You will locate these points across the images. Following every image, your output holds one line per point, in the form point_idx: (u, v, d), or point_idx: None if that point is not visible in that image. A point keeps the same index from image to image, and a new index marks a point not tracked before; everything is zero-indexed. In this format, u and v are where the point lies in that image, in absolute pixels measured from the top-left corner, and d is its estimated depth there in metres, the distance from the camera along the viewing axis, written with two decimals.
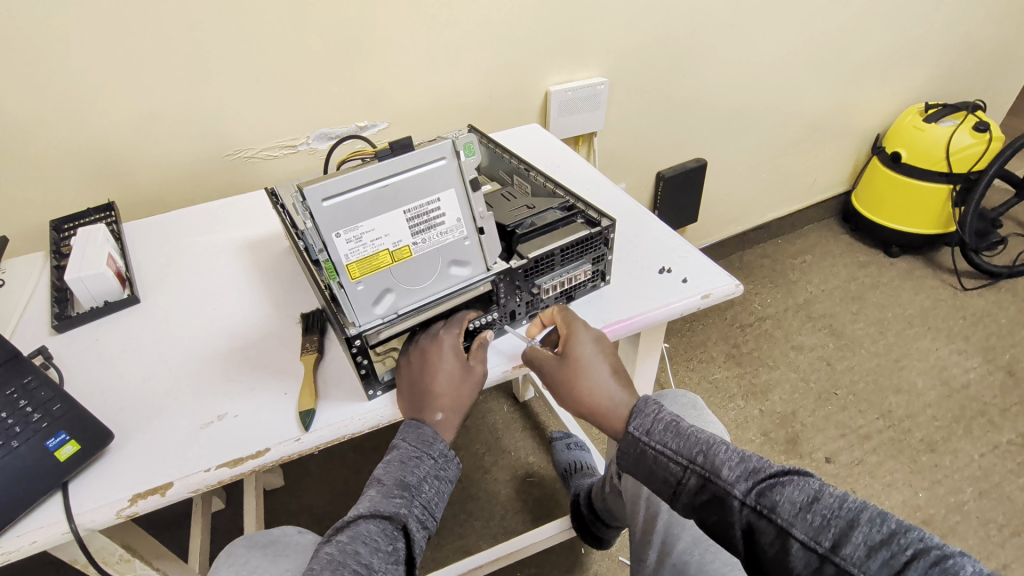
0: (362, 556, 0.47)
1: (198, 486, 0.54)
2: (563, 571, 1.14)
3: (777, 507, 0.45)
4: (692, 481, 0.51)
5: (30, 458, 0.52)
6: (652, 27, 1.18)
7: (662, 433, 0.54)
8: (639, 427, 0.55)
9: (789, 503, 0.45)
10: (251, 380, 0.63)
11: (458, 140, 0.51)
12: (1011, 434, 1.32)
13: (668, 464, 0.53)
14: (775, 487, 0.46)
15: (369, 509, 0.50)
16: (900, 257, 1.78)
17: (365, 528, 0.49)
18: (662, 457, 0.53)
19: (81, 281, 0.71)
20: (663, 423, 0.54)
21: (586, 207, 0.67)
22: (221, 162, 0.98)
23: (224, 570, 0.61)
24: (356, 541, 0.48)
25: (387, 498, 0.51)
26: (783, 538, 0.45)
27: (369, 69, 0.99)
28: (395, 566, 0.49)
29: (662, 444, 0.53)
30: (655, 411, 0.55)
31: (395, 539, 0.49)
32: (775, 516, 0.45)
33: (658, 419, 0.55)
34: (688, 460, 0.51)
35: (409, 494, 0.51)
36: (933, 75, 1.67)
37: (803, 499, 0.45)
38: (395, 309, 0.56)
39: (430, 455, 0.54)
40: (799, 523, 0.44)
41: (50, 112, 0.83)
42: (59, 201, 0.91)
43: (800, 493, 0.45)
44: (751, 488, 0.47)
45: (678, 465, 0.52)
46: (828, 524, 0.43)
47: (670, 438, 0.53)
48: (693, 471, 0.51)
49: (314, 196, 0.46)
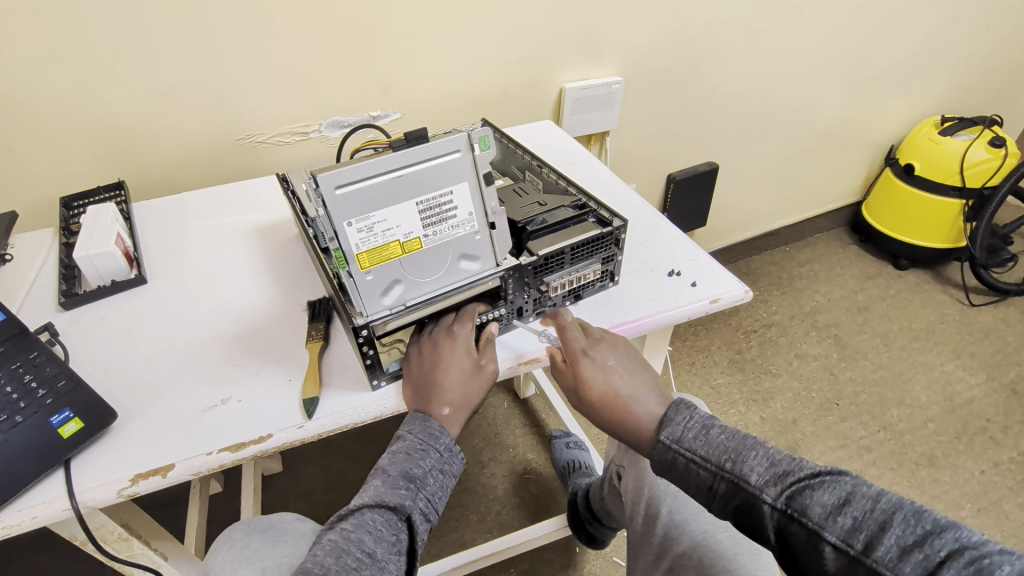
0: (366, 545, 0.47)
1: (199, 469, 0.54)
2: (557, 569, 1.14)
3: (808, 511, 0.44)
4: (722, 487, 0.50)
5: (33, 434, 0.52)
6: (670, 27, 1.17)
7: (692, 438, 0.52)
8: (669, 435, 0.53)
9: (818, 506, 0.44)
10: (255, 365, 0.63)
11: (474, 133, 0.51)
12: (1013, 452, 1.31)
13: (697, 470, 0.51)
14: (805, 490, 0.45)
15: (374, 499, 0.50)
16: (908, 270, 1.76)
17: (370, 517, 0.49)
18: (692, 463, 0.51)
19: (89, 259, 0.71)
20: (692, 428, 0.53)
21: (597, 206, 0.66)
22: (233, 145, 0.98)
23: (222, 553, 0.61)
24: (360, 530, 0.48)
25: (392, 488, 0.50)
26: (815, 542, 0.44)
27: (384, 59, 0.98)
28: (398, 557, 0.49)
29: (691, 451, 0.52)
30: (685, 416, 0.54)
31: (399, 530, 0.49)
32: (806, 520, 0.44)
33: (689, 425, 0.53)
34: (717, 466, 0.50)
35: (414, 486, 0.51)
36: (951, 88, 1.66)
37: (833, 502, 0.44)
38: (403, 301, 0.55)
39: (436, 449, 0.54)
40: (831, 527, 0.43)
41: (64, 87, 0.83)
42: (70, 177, 0.91)
43: (830, 496, 0.44)
44: (781, 493, 0.46)
45: (707, 471, 0.50)
46: (859, 527, 0.42)
47: (699, 443, 0.52)
48: (722, 477, 0.49)
49: (327, 183, 0.46)
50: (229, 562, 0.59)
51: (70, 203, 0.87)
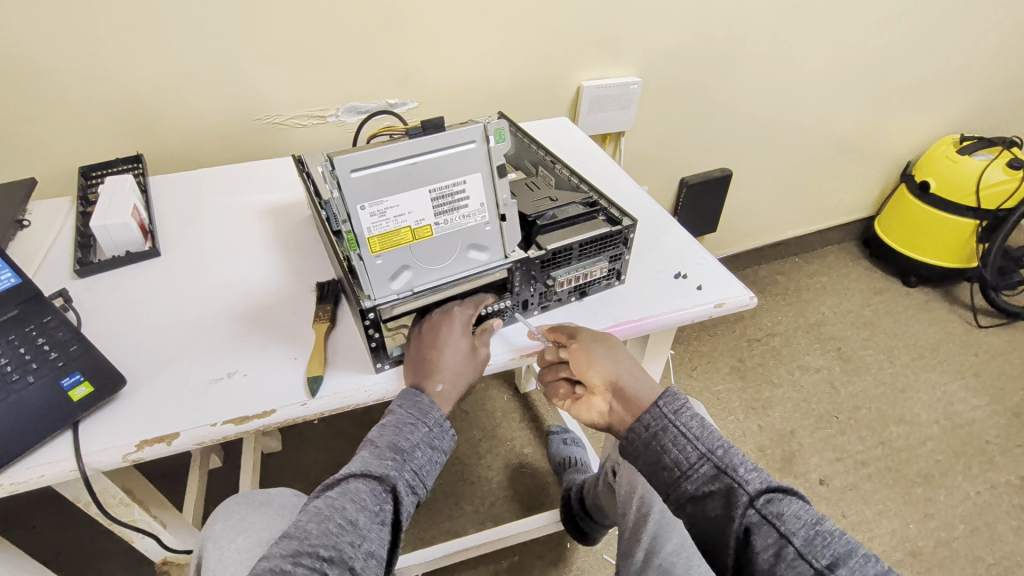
0: (348, 512, 0.48)
1: (203, 439, 0.55)
2: (546, 563, 1.15)
3: (783, 517, 0.46)
4: (704, 468, 0.50)
5: (45, 395, 0.54)
6: (692, 30, 1.17)
7: (688, 418, 0.53)
8: (669, 406, 0.54)
9: (795, 516, 0.46)
10: (262, 342, 0.64)
11: (490, 125, 0.51)
12: (1010, 476, 1.31)
13: (685, 446, 0.52)
14: (784, 499, 0.47)
15: (360, 469, 0.51)
16: (917, 287, 1.75)
17: (353, 486, 0.49)
18: (680, 438, 0.52)
19: (105, 229, 0.72)
20: (689, 412, 0.54)
21: (608, 205, 0.67)
22: (250, 125, 0.99)
23: (219, 523, 0.62)
24: (344, 498, 0.48)
25: (378, 460, 0.51)
26: (780, 545, 0.45)
27: (404, 46, 0.99)
28: (381, 527, 0.49)
29: (685, 427, 0.53)
30: (685, 399, 0.55)
31: (383, 501, 0.50)
32: (779, 524, 0.46)
33: (688, 407, 0.55)
34: (707, 449, 0.51)
35: (401, 459, 0.52)
36: (972, 107, 1.64)
37: (807, 517, 0.46)
38: (411, 287, 0.56)
39: (425, 424, 0.54)
40: (801, 536, 0.45)
41: (88, 59, 0.84)
42: (89, 148, 0.93)
43: (806, 512, 0.46)
44: (762, 493, 0.48)
45: (696, 450, 0.51)
46: (827, 544, 0.44)
47: (694, 424, 0.53)
48: (708, 460, 0.51)
49: (343, 166, 0.47)
50: (226, 532, 0.60)
51: (88, 173, 0.88)
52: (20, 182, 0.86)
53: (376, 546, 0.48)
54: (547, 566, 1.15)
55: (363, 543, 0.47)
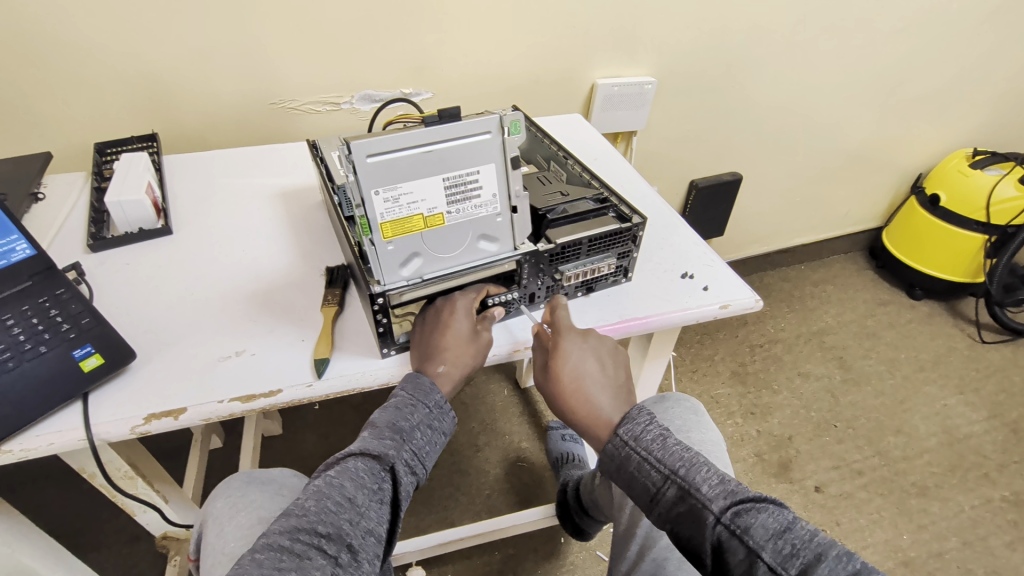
0: (347, 489, 0.48)
1: (210, 415, 0.56)
2: (539, 556, 1.16)
3: (750, 530, 0.45)
4: (670, 491, 0.50)
5: (56, 365, 0.54)
6: (709, 32, 1.17)
7: (648, 442, 0.53)
8: (628, 432, 0.54)
9: (761, 527, 0.45)
10: (271, 323, 0.65)
11: (505, 117, 0.52)
12: (1006, 491, 1.30)
13: (648, 471, 0.52)
14: (750, 511, 0.46)
15: (359, 448, 0.51)
16: (922, 300, 1.75)
17: (353, 464, 0.50)
18: (643, 464, 0.52)
19: (120, 205, 0.73)
20: (650, 434, 0.54)
21: (619, 202, 0.67)
22: (265, 109, 1.00)
23: (221, 500, 0.63)
24: (343, 476, 0.49)
25: (378, 439, 0.52)
26: (751, 560, 0.44)
27: (421, 36, 0.99)
28: (380, 505, 0.49)
29: (646, 451, 0.53)
30: (646, 419, 0.55)
31: (382, 480, 0.50)
32: (746, 538, 0.45)
33: (650, 428, 0.54)
34: (670, 470, 0.51)
35: (400, 438, 0.52)
36: (986, 121, 1.63)
37: (776, 526, 0.44)
38: (421, 274, 0.57)
39: (425, 405, 0.55)
40: (769, 549, 0.44)
41: (107, 35, 0.85)
42: (105, 125, 0.94)
43: (774, 520, 0.45)
44: (728, 507, 0.47)
45: (658, 472, 0.51)
46: (796, 553, 0.43)
47: (655, 445, 0.53)
48: (671, 482, 0.50)
49: (359, 151, 0.47)
50: (227, 509, 0.61)
51: (103, 150, 0.89)
52: (36, 156, 0.87)
53: (375, 525, 0.48)
54: (539, 559, 1.16)
55: (362, 521, 0.47)
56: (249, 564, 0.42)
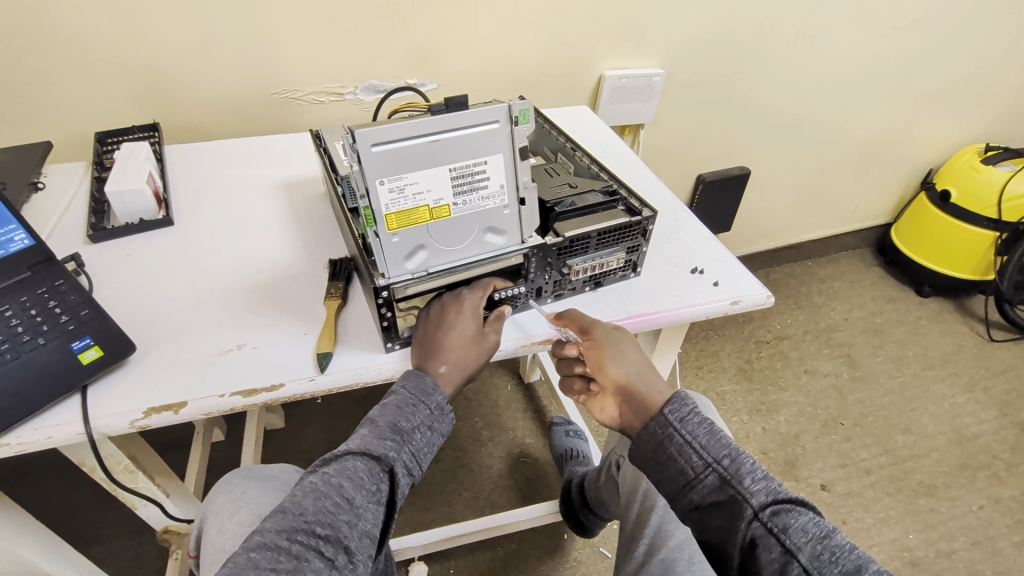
0: (345, 490, 0.47)
1: (211, 409, 0.55)
2: (543, 552, 1.15)
3: (789, 530, 0.44)
4: (709, 478, 0.49)
5: (55, 357, 0.54)
6: (719, 23, 1.15)
7: (694, 426, 0.52)
8: (675, 414, 0.53)
9: (801, 530, 0.44)
10: (273, 316, 0.64)
11: (514, 106, 0.50)
12: (1014, 491, 1.29)
13: (690, 455, 0.50)
14: (792, 511, 0.45)
15: (359, 447, 0.50)
16: (930, 298, 1.73)
17: (352, 464, 0.48)
18: (685, 447, 0.51)
19: (120, 195, 0.72)
20: (698, 419, 0.52)
21: (628, 195, 0.66)
22: (268, 99, 0.98)
23: (222, 496, 0.62)
24: (342, 475, 0.47)
25: (379, 439, 0.50)
26: (785, 560, 0.43)
27: (426, 25, 0.97)
28: (377, 506, 0.48)
29: (691, 435, 0.51)
30: (694, 404, 0.53)
31: (380, 480, 0.49)
32: (784, 538, 0.44)
33: (699, 415, 0.53)
34: (712, 458, 0.49)
35: (401, 439, 0.51)
36: (999, 116, 1.61)
37: (815, 531, 0.44)
38: (426, 267, 0.55)
39: (426, 406, 0.54)
40: (806, 551, 0.43)
41: (108, 22, 0.83)
42: (106, 115, 0.92)
43: (814, 525, 0.44)
44: (768, 504, 0.46)
45: (701, 459, 0.50)
46: (835, 561, 0.42)
47: (701, 431, 0.51)
48: (713, 470, 0.49)
49: (364, 139, 0.46)
50: (228, 505, 0.60)
51: (104, 139, 0.88)
52: (37, 145, 0.86)
53: (371, 526, 0.47)
54: (543, 555, 1.15)
55: (359, 523, 0.47)
56: (245, 562, 0.41)
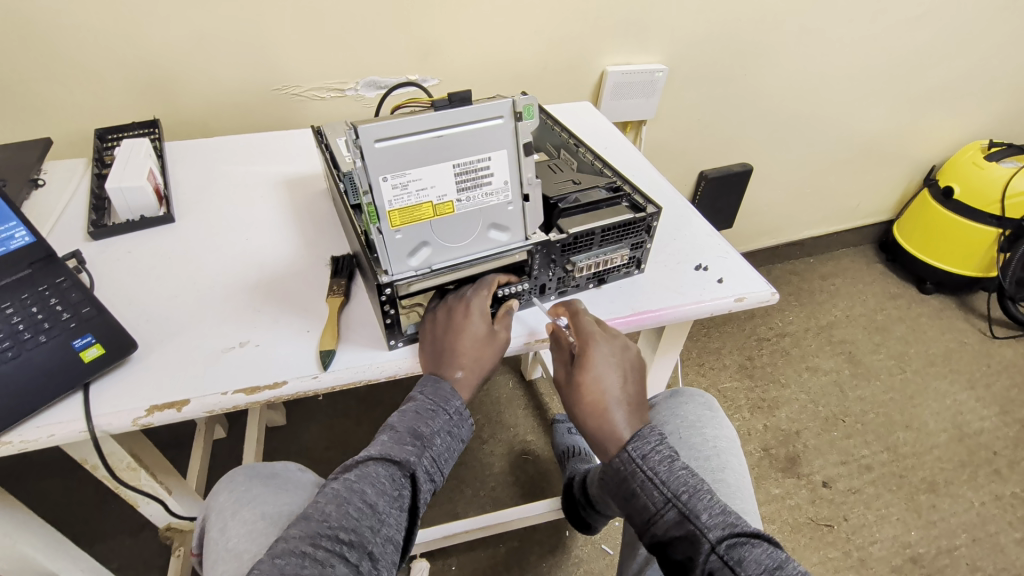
0: (368, 496, 0.47)
1: (213, 407, 0.55)
2: (545, 549, 1.15)
3: (743, 562, 0.44)
4: (670, 514, 0.49)
5: (57, 354, 0.53)
6: (721, 18, 1.14)
7: (654, 461, 0.51)
8: (635, 449, 0.52)
9: (754, 561, 0.44)
10: (276, 313, 0.63)
11: (518, 101, 0.50)
12: (1016, 488, 1.29)
13: (651, 491, 0.50)
14: (746, 545, 0.45)
15: (380, 453, 0.50)
16: (932, 295, 1.73)
17: (373, 469, 0.48)
18: (647, 483, 0.51)
19: (121, 191, 0.72)
20: (659, 454, 0.52)
21: (632, 191, 0.65)
22: (267, 96, 0.98)
23: (225, 496, 0.62)
24: (364, 481, 0.47)
25: (398, 444, 0.50)
26: None
27: (427, 21, 0.97)
28: (400, 513, 0.48)
29: (651, 470, 0.51)
30: (656, 439, 0.53)
31: (402, 486, 0.49)
32: (739, 569, 0.44)
33: (657, 447, 0.52)
34: (672, 493, 0.49)
35: (421, 444, 0.51)
36: (1002, 112, 1.60)
37: (768, 563, 0.43)
38: (429, 264, 0.55)
39: (446, 412, 0.53)
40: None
41: (106, 18, 0.83)
42: (105, 111, 0.92)
43: (767, 557, 0.44)
44: (723, 537, 0.46)
45: (661, 494, 0.50)
46: None
47: (662, 467, 0.51)
48: (672, 505, 0.49)
49: (367, 135, 0.45)
50: (231, 504, 0.60)
51: (104, 136, 0.88)
52: (36, 141, 0.85)
53: (394, 533, 0.47)
54: (544, 553, 1.15)
55: (382, 529, 0.46)
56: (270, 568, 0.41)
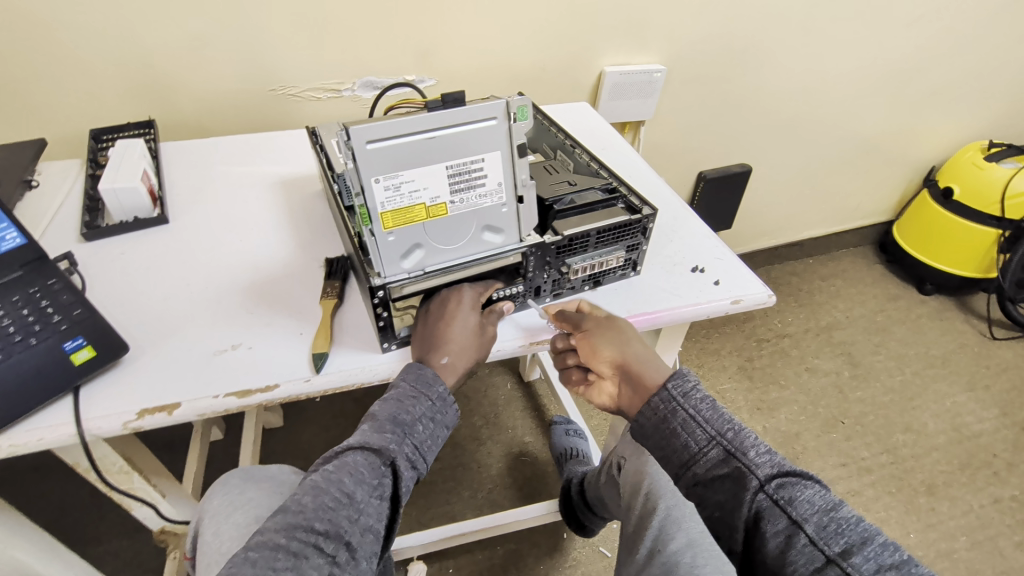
0: (345, 485, 0.46)
1: (205, 411, 0.54)
2: (542, 552, 1.15)
3: (795, 501, 0.45)
4: (714, 452, 0.50)
5: (46, 356, 0.53)
6: (720, 19, 1.13)
7: (698, 401, 0.53)
8: (678, 389, 0.54)
9: (807, 501, 0.45)
10: (269, 315, 0.63)
11: (512, 102, 0.49)
12: (1015, 491, 1.28)
13: (694, 429, 0.51)
14: (797, 484, 0.46)
15: (358, 442, 0.49)
16: (932, 295, 1.72)
17: (351, 458, 0.48)
18: (689, 422, 0.52)
19: (114, 192, 0.71)
20: (700, 395, 0.53)
21: (628, 193, 0.65)
22: (264, 96, 0.97)
23: (217, 498, 0.61)
24: (341, 470, 0.47)
25: (378, 432, 0.50)
26: (791, 530, 0.44)
27: (425, 22, 0.96)
28: (379, 502, 0.48)
29: (693, 410, 0.52)
30: (696, 383, 0.55)
31: (382, 475, 0.48)
32: (790, 508, 0.45)
33: (697, 391, 0.54)
34: (717, 433, 0.50)
35: (402, 432, 0.50)
36: (1003, 112, 1.59)
37: (821, 503, 0.45)
38: (422, 266, 0.54)
39: (427, 397, 0.52)
40: (813, 522, 0.44)
41: (99, 18, 0.82)
42: (101, 112, 0.91)
43: (819, 498, 0.45)
44: (773, 477, 0.47)
45: (705, 434, 0.51)
46: (841, 532, 0.43)
47: (705, 407, 0.52)
48: (718, 443, 0.50)
49: (359, 137, 0.45)
50: (223, 506, 0.60)
51: (99, 136, 0.87)
52: (29, 142, 0.84)
53: (374, 522, 0.47)
54: (542, 555, 1.14)
55: (360, 518, 0.46)
56: (243, 561, 0.41)
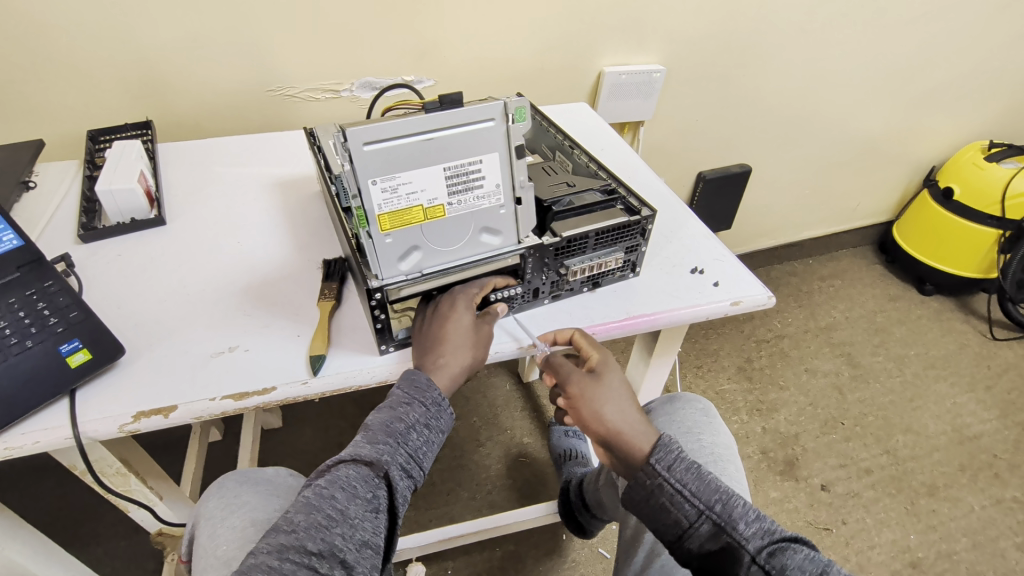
0: (338, 502, 0.46)
1: (201, 414, 0.54)
2: (541, 554, 1.15)
3: (787, 570, 0.44)
4: (704, 527, 0.48)
5: (42, 359, 0.52)
6: (720, 19, 1.13)
7: (683, 473, 0.50)
8: (661, 461, 0.51)
9: (799, 569, 0.44)
10: (266, 317, 0.63)
11: (510, 103, 0.49)
12: (1016, 492, 1.28)
13: (682, 504, 0.49)
14: (788, 551, 0.45)
15: (351, 455, 0.49)
16: (932, 296, 1.72)
17: (344, 472, 0.48)
18: (676, 497, 0.50)
19: (111, 194, 0.71)
20: (684, 465, 0.51)
21: (627, 194, 0.65)
22: (263, 96, 0.97)
23: (213, 501, 0.61)
24: (334, 486, 0.47)
25: (370, 444, 0.49)
26: None
27: (423, 22, 0.96)
28: (374, 515, 0.47)
29: (679, 482, 0.50)
30: (678, 450, 0.52)
31: (376, 487, 0.48)
32: None
33: (681, 458, 0.52)
34: (705, 505, 0.49)
35: (395, 442, 0.50)
36: (1004, 112, 1.59)
37: (813, 568, 0.44)
38: (420, 268, 0.54)
39: (421, 403, 0.52)
40: None
41: (98, 19, 0.82)
42: (98, 113, 0.91)
43: (810, 564, 0.44)
44: (763, 547, 0.46)
45: (693, 507, 0.49)
46: None
47: (690, 477, 0.50)
48: (706, 518, 0.48)
49: (356, 138, 0.45)
50: (219, 509, 0.59)
51: (96, 137, 0.87)
52: (27, 142, 0.84)
53: (370, 536, 0.46)
54: (541, 556, 1.14)
55: (355, 533, 0.46)
56: None
